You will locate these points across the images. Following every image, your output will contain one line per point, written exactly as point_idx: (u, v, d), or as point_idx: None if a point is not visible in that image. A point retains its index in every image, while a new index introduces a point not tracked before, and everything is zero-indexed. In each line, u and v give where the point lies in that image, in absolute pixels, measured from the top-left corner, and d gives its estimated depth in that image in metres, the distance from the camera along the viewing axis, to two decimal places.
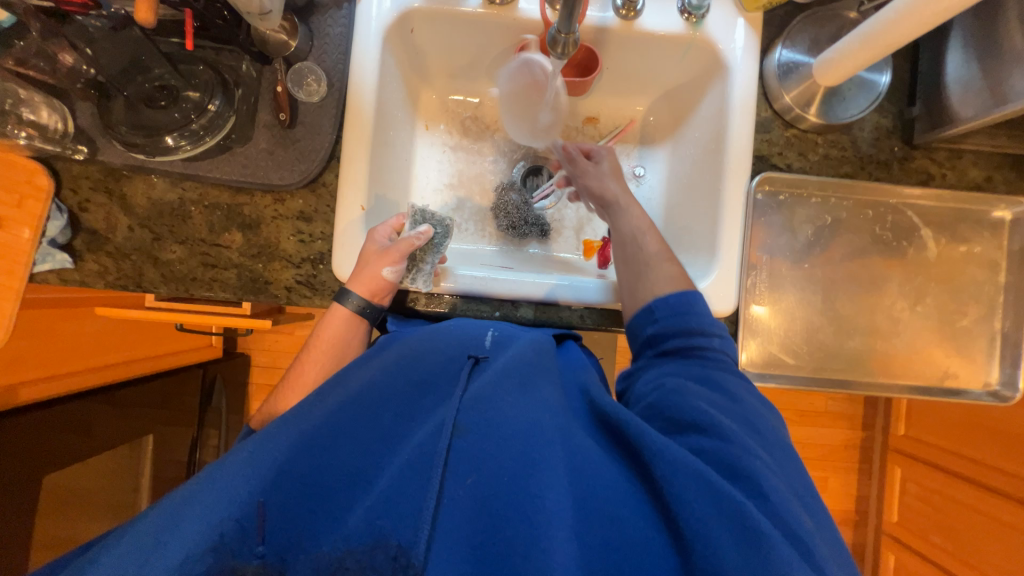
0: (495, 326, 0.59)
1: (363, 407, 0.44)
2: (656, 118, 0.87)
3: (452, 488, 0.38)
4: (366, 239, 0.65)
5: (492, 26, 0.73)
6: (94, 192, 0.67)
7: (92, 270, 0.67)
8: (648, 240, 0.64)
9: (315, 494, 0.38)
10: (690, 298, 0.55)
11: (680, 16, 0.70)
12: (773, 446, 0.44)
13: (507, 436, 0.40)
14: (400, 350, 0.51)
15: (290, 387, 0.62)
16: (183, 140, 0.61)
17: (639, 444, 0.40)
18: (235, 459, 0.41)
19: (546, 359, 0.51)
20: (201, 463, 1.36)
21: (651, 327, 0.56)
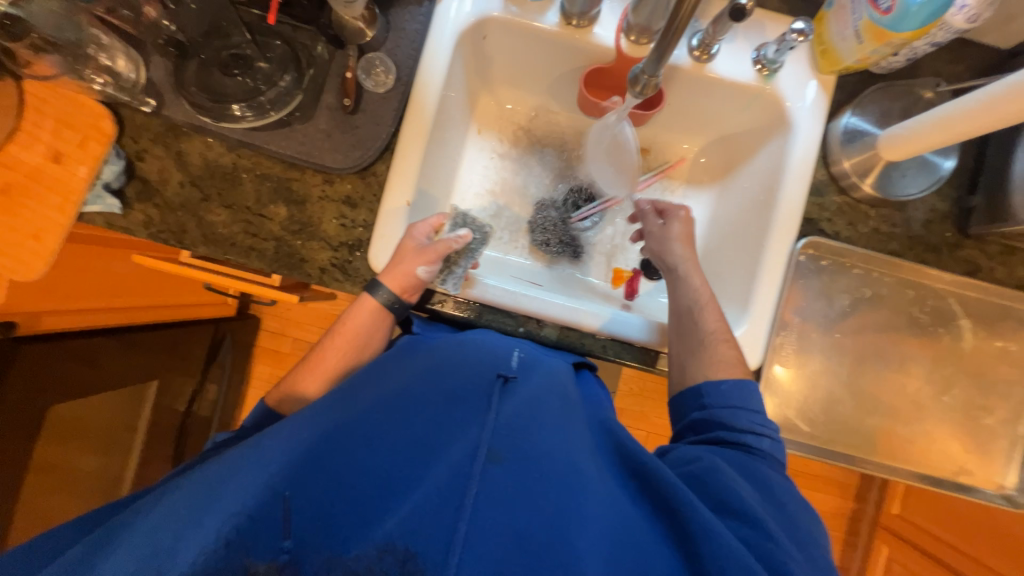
0: (520, 346, 0.60)
1: (401, 416, 0.46)
2: (707, 160, 0.86)
3: (479, 507, 0.40)
4: (405, 234, 0.65)
5: (563, 47, 0.73)
6: (154, 144, 0.68)
7: (137, 219, 0.68)
8: (705, 316, 0.64)
9: (350, 497, 0.41)
10: (743, 389, 0.56)
11: (752, 67, 0.69)
12: (803, 540, 0.45)
13: (535, 467, 0.43)
14: (436, 362, 0.53)
15: (310, 368, 0.64)
16: (248, 111, 0.64)
17: (676, 502, 0.43)
18: (269, 449, 0.44)
19: (568, 390, 0.54)
20: (196, 416, 1.37)
21: (697, 412, 0.57)
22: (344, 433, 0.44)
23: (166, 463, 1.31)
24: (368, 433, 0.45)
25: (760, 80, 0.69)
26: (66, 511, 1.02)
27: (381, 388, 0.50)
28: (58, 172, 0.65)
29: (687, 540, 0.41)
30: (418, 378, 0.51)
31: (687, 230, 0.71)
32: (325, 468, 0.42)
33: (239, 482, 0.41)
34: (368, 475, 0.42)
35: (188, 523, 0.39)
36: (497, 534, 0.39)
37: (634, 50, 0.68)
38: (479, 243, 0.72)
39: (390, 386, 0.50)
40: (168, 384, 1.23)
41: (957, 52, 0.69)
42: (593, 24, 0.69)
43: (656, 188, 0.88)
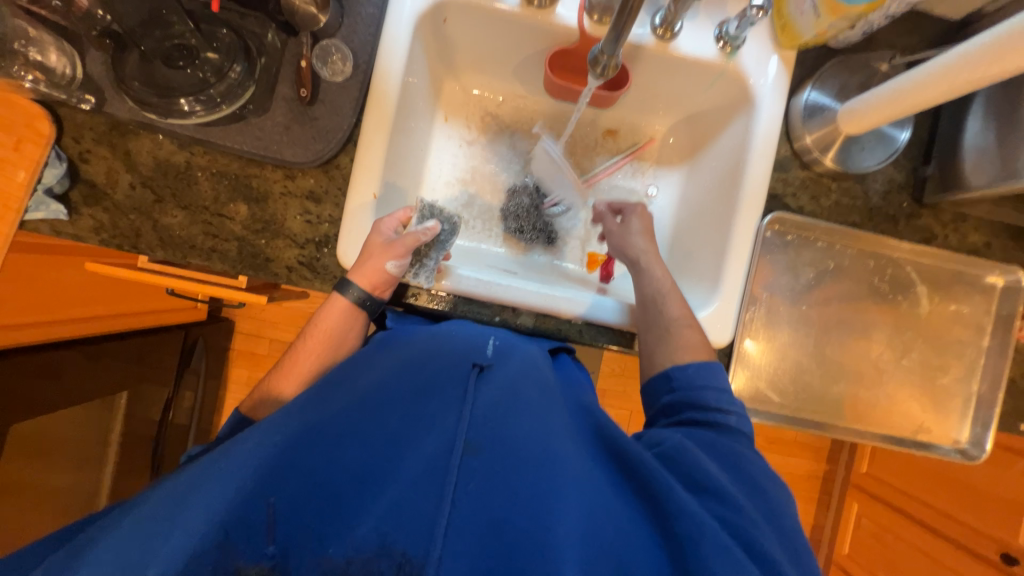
0: (496, 335, 0.61)
1: (378, 412, 0.46)
2: (676, 140, 0.86)
3: (459, 495, 0.41)
4: (372, 229, 0.64)
5: (527, 29, 0.71)
6: (97, 144, 0.64)
7: (87, 225, 0.65)
8: (670, 303, 0.65)
9: (327, 496, 0.41)
10: (710, 370, 0.57)
11: (716, 45, 0.69)
12: (772, 508, 0.47)
13: (513, 454, 0.43)
14: (409, 356, 0.53)
15: (284, 372, 0.63)
16: (198, 105, 0.60)
17: (654, 482, 0.44)
18: (241, 453, 0.44)
19: (545, 374, 0.54)
20: (173, 424, 1.34)
21: (667, 395, 0.58)
22: (320, 432, 0.44)
23: (145, 474, 1.28)
24: (345, 429, 0.44)
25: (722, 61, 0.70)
26: (42, 528, 0.99)
27: (356, 384, 0.50)
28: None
29: (664, 517, 0.43)
30: (393, 371, 0.50)
31: (645, 224, 0.73)
32: (302, 470, 0.41)
33: (214, 488, 0.41)
34: (346, 472, 0.42)
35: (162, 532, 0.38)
36: (478, 519, 0.40)
37: (597, 30, 0.67)
38: (449, 234, 0.68)
39: (365, 382, 0.50)
40: (140, 393, 1.19)
41: (910, 25, 0.71)
42: (554, 4, 0.68)
43: (628, 170, 0.88)
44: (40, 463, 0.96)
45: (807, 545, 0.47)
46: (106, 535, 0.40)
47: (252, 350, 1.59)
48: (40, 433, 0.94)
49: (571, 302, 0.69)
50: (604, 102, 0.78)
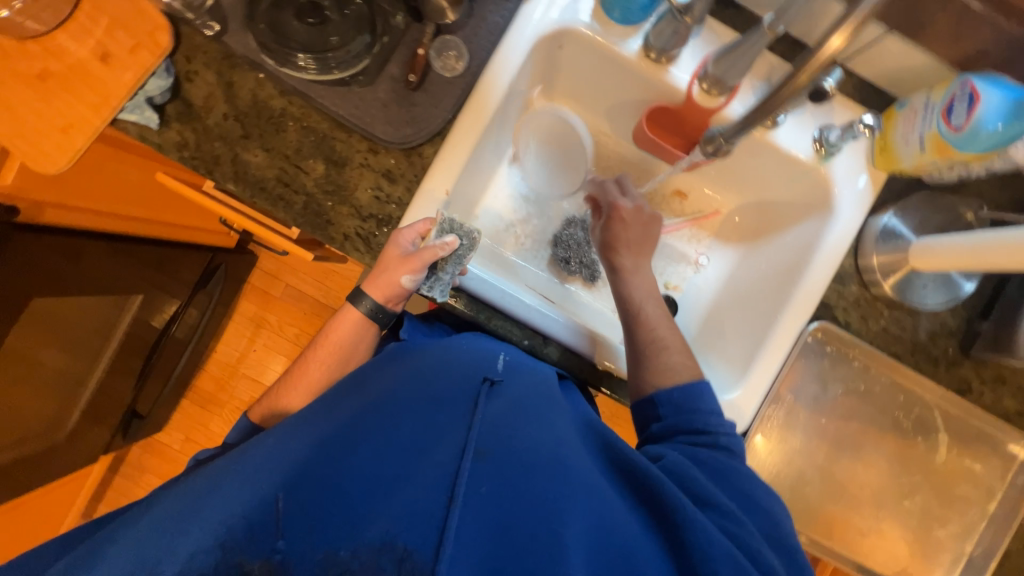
0: (507, 350, 0.66)
1: (393, 414, 0.49)
2: (741, 219, 0.86)
3: (470, 499, 0.41)
4: (391, 241, 0.65)
5: (637, 78, 0.72)
6: (206, 67, 0.67)
7: (171, 140, 0.67)
8: (650, 322, 0.68)
9: (335, 493, 0.42)
10: (693, 395, 0.60)
11: (811, 145, 0.70)
12: (767, 515, 0.51)
13: (522, 461, 0.45)
14: (420, 365, 0.58)
15: (294, 382, 0.70)
16: (311, 63, 0.62)
17: (663, 498, 0.47)
18: (254, 458, 0.48)
19: (553, 395, 0.58)
20: (172, 338, 1.35)
21: (657, 424, 0.61)
22: (337, 436, 0.47)
23: (132, 377, 1.30)
24: (357, 435, 0.46)
25: (802, 161, 0.71)
26: (25, 403, 1.02)
27: (373, 391, 0.54)
28: (101, 71, 0.64)
29: (675, 534, 0.45)
30: (407, 384, 0.54)
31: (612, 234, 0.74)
32: (313, 474, 0.43)
33: (226, 492, 0.43)
34: (358, 473, 0.43)
35: (177, 530, 0.41)
36: (486, 516, 0.40)
37: (705, 99, 0.68)
38: (467, 250, 0.66)
39: (380, 389, 0.54)
40: (154, 301, 1.22)
41: (1005, 180, 0.71)
42: (670, 63, 0.69)
43: (684, 234, 0.88)
44: (43, 340, 0.97)
45: (799, 543, 0.51)
46: (108, 542, 0.44)
47: (266, 289, 1.66)
48: (52, 314, 0.95)
49: (599, 345, 0.73)
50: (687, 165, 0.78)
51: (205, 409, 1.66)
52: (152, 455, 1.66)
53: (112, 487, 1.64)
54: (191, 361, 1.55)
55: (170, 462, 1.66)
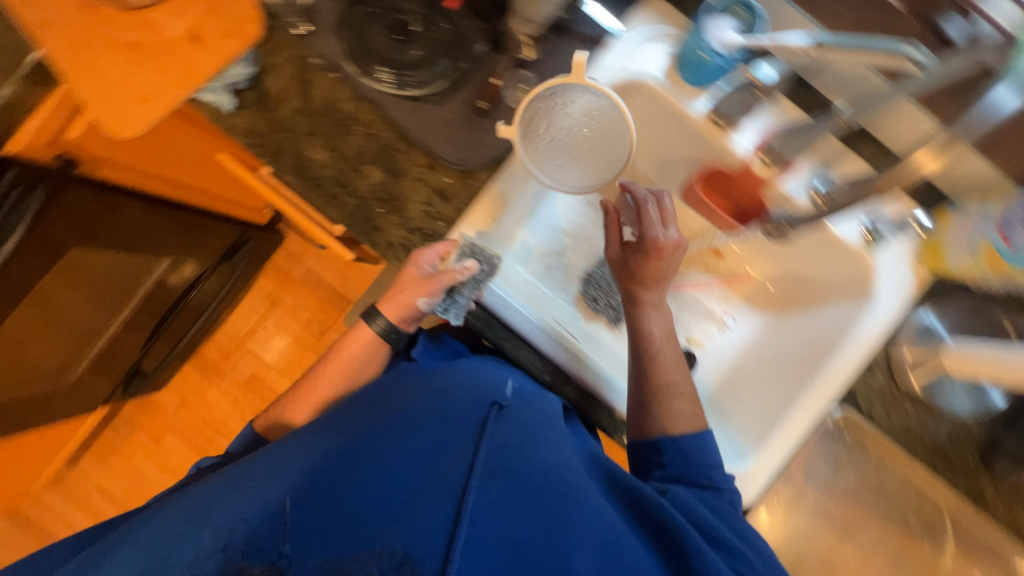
0: (512, 376, 0.67)
1: (406, 430, 0.53)
2: (773, 287, 0.86)
3: (478, 514, 0.45)
4: (412, 259, 0.67)
5: (700, 140, 0.72)
6: (286, 62, 0.69)
7: (241, 126, 0.69)
8: (662, 367, 0.66)
9: (342, 506, 0.46)
10: (700, 445, 0.62)
11: (859, 232, 0.71)
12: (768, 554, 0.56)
13: (531, 484, 0.49)
14: (431, 385, 0.61)
15: (299, 397, 0.75)
16: (389, 75, 0.66)
17: (671, 529, 0.51)
18: (264, 466, 0.53)
19: (554, 415, 0.62)
20: (189, 304, 1.37)
21: (660, 468, 0.63)
22: (357, 447, 0.52)
23: (144, 335, 1.32)
24: (367, 451, 0.50)
25: (837, 247, 0.72)
26: (36, 350, 1.03)
27: (392, 405, 0.58)
28: (191, 52, 0.67)
29: (681, 561, 0.50)
30: (420, 400, 0.58)
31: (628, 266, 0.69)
32: (323, 485, 0.48)
33: (242, 499, 0.49)
34: (376, 485, 0.48)
35: (191, 529, 0.47)
36: (492, 535, 0.45)
37: (762, 171, 0.70)
38: (485, 274, 0.69)
39: (392, 405, 0.58)
40: (179, 265, 1.25)
41: None
42: (732, 130, 0.70)
43: (714, 292, 0.89)
44: (68, 292, 0.99)
45: None
46: (117, 545, 0.49)
47: (286, 269, 1.68)
48: (82, 268, 0.98)
49: (617, 392, 0.74)
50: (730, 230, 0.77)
51: (205, 377, 1.68)
52: (145, 413, 1.67)
53: (102, 438, 1.66)
54: (202, 328, 1.58)
55: (161, 423, 1.67)
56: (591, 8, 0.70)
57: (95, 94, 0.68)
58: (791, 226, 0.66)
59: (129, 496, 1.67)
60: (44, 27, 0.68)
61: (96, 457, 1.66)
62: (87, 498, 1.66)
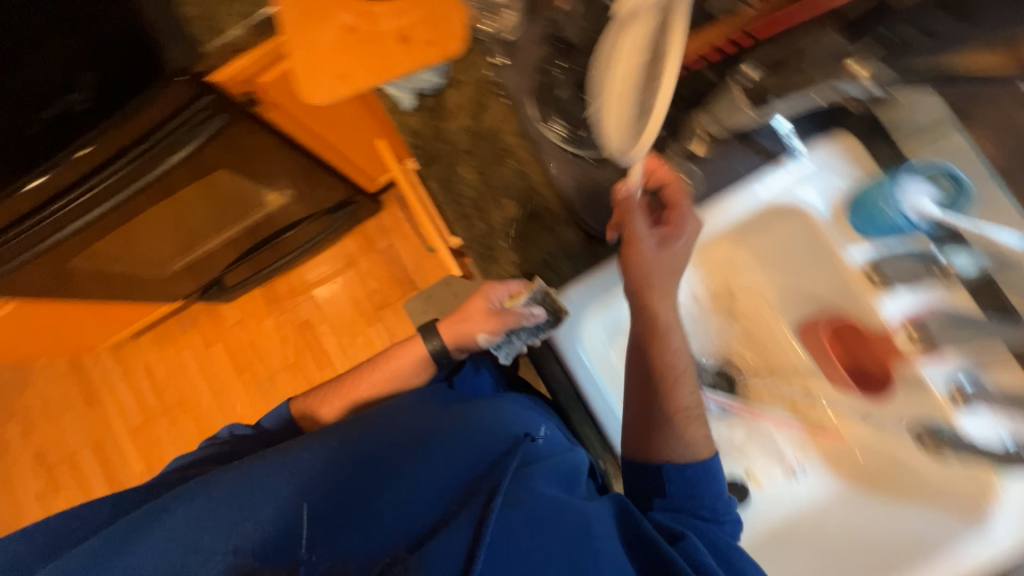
0: (546, 425, 0.69)
1: (444, 449, 0.58)
2: (863, 458, 0.76)
3: (501, 532, 0.47)
4: (480, 291, 0.69)
5: (840, 286, 0.71)
6: (472, 84, 0.74)
7: (409, 125, 0.75)
8: (682, 390, 0.60)
9: (360, 519, 0.50)
10: (709, 480, 0.59)
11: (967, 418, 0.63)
12: None
13: (549, 527, 0.50)
14: (457, 416, 0.64)
15: (338, 395, 0.77)
16: (560, 127, 0.68)
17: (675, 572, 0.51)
18: (286, 464, 0.55)
19: (573, 470, 0.60)
20: (280, 240, 1.47)
21: (660, 499, 0.59)
22: (401, 454, 0.57)
23: (235, 254, 1.43)
24: (385, 476, 0.54)
25: (960, 456, 0.63)
26: (143, 241, 1.13)
27: (434, 421, 0.62)
28: (394, 49, 0.72)
29: None
30: (459, 424, 0.62)
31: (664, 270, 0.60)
32: (342, 491, 0.53)
33: (271, 494, 0.52)
34: (415, 499, 0.52)
35: (228, 516, 0.51)
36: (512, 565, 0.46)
37: (906, 346, 0.67)
38: (548, 324, 0.68)
39: (413, 424, 0.62)
40: (286, 209, 1.34)
41: None
42: (886, 292, 0.67)
43: (793, 436, 0.80)
44: (193, 205, 1.10)
45: None
46: (138, 532, 0.51)
47: (372, 237, 1.76)
48: (207, 189, 1.08)
49: None
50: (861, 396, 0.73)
51: (267, 305, 1.79)
52: (207, 317, 1.80)
53: (166, 326, 1.81)
54: (283, 265, 1.69)
55: (216, 330, 1.80)
56: (778, 123, 0.68)
57: (300, 57, 0.75)
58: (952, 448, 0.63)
59: (166, 384, 1.80)
60: None
61: (154, 340, 1.81)
62: (134, 372, 1.81)
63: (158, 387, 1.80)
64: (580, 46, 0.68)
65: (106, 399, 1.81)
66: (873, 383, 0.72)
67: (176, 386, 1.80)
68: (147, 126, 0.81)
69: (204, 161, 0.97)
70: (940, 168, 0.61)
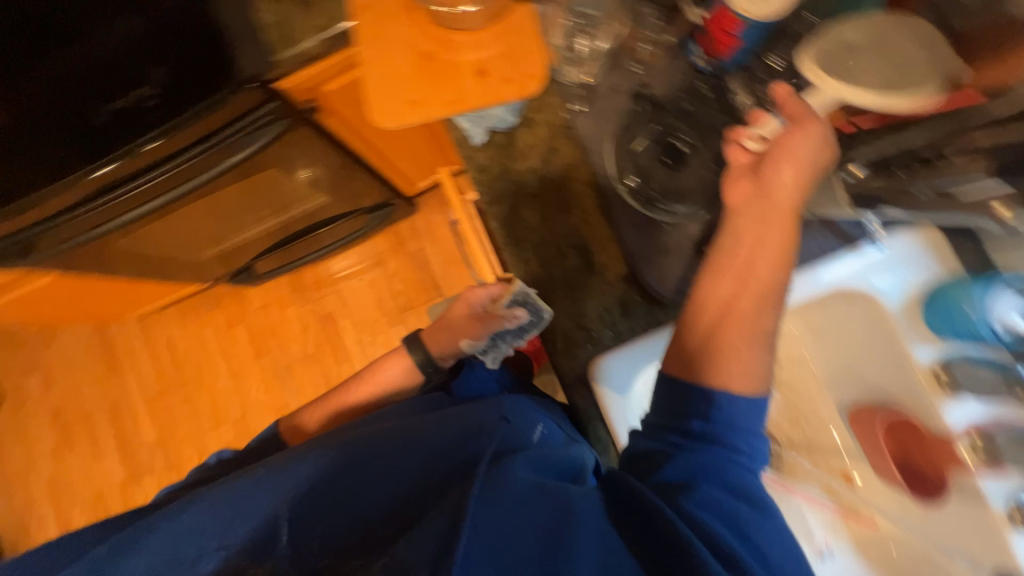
0: (544, 424, 0.64)
1: (406, 453, 0.56)
2: (899, 556, 0.68)
3: (479, 517, 0.43)
4: (468, 298, 0.80)
5: (905, 381, 0.67)
6: (544, 126, 0.73)
7: (477, 161, 0.74)
8: (766, 313, 0.52)
9: (349, 524, 0.49)
10: (757, 412, 0.49)
11: (1006, 506, 0.61)
12: (788, 554, 0.46)
13: (525, 516, 0.45)
14: (440, 415, 0.62)
15: (323, 407, 0.83)
16: (635, 184, 0.67)
17: (686, 549, 0.43)
18: (265, 469, 0.55)
19: (563, 462, 0.56)
20: (314, 235, 1.46)
21: (699, 421, 0.49)
22: (365, 458, 0.56)
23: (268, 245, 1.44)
24: (368, 468, 0.54)
25: None
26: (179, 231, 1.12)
27: (405, 427, 0.60)
28: (471, 81, 0.71)
29: None
30: (430, 426, 0.59)
31: (812, 162, 0.52)
32: (331, 483, 0.53)
33: (257, 496, 0.52)
34: (375, 504, 0.51)
35: (213, 528, 0.50)
36: (493, 537, 0.43)
37: (960, 449, 0.64)
38: (530, 325, 0.69)
39: (400, 425, 0.61)
40: (324, 210, 1.34)
41: None
42: (951, 396, 0.65)
43: (823, 516, 0.73)
44: (230, 199, 1.08)
45: None
46: (138, 544, 0.50)
47: (402, 240, 1.75)
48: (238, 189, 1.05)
49: None
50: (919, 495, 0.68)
51: (293, 293, 1.79)
52: (232, 298, 1.82)
53: (191, 302, 1.83)
54: (312, 259, 1.68)
55: (240, 311, 1.81)
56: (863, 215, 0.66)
57: (373, 77, 0.73)
58: None
59: (185, 358, 1.82)
60: (364, 9, 0.75)
61: (178, 314, 1.83)
62: (153, 343, 1.84)
63: (177, 360, 1.83)
64: (663, 106, 0.68)
65: (126, 366, 1.84)
66: (922, 488, 0.68)
67: (194, 360, 1.82)
68: (209, 128, 0.82)
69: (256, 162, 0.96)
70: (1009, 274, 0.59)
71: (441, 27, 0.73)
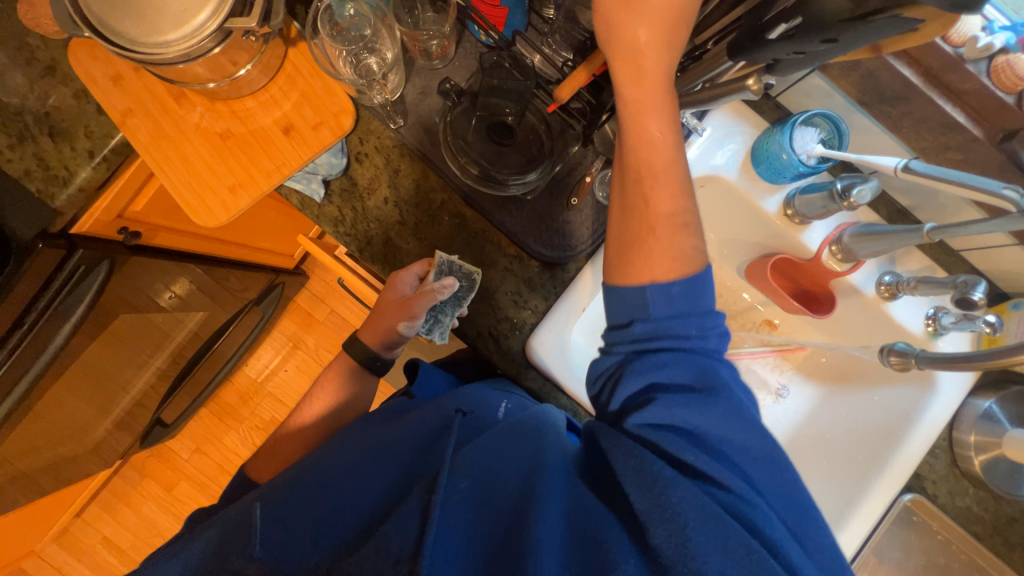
0: (509, 398, 0.66)
1: (371, 466, 0.55)
2: (827, 360, 0.85)
3: (445, 515, 0.47)
4: (391, 282, 0.67)
5: (770, 229, 0.78)
6: (376, 153, 0.71)
7: (329, 215, 0.70)
8: None
9: (322, 535, 0.51)
10: (696, 294, 0.49)
11: (875, 287, 0.75)
12: (754, 430, 0.47)
13: (488, 500, 0.50)
14: (388, 428, 0.60)
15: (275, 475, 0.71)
16: (481, 172, 0.69)
17: (652, 471, 0.45)
18: (207, 531, 0.53)
19: (530, 423, 0.58)
20: (218, 359, 1.31)
21: (641, 325, 0.50)
22: (328, 477, 0.55)
23: (167, 386, 1.16)
24: (328, 483, 0.54)
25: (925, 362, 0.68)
26: (68, 431, 0.97)
27: (368, 441, 0.59)
28: (281, 141, 0.68)
29: (654, 504, 0.44)
30: (386, 438, 0.58)
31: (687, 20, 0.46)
32: (287, 500, 0.53)
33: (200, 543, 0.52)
34: (346, 518, 0.52)
35: None
36: (453, 520, 0.47)
37: (830, 262, 0.74)
38: (465, 290, 0.68)
39: (351, 444, 0.59)
40: (210, 321, 1.11)
41: None
42: (806, 226, 0.75)
43: (769, 361, 0.87)
44: (103, 378, 0.91)
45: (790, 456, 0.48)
46: None
47: (309, 310, 1.63)
48: (107, 368, 0.89)
49: None
50: (818, 309, 0.77)
51: (222, 421, 1.62)
52: (157, 460, 1.60)
53: (110, 488, 1.58)
54: (223, 378, 1.52)
55: (174, 468, 1.61)
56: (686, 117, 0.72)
57: (175, 179, 0.68)
58: (918, 363, 0.69)
59: (137, 548, 1.59)
60: (129, 114, 0.68)
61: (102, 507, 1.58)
62: (92, 551, 1.58)
63: (129, 553, 1.59)
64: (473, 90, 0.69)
65: None
66: (809, 300, 0.78)
67: (149, 543, 1.59)
68: (18, 308, 0.67)
69: (113, 329, 0.83)
70: (819, 111, 0.68)
71: (223, 100, 0.68)
